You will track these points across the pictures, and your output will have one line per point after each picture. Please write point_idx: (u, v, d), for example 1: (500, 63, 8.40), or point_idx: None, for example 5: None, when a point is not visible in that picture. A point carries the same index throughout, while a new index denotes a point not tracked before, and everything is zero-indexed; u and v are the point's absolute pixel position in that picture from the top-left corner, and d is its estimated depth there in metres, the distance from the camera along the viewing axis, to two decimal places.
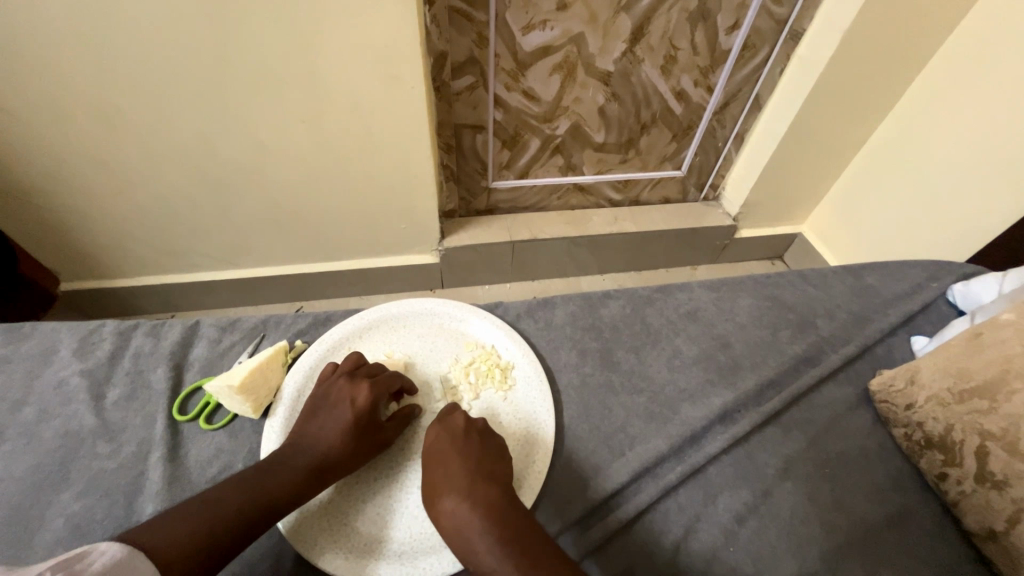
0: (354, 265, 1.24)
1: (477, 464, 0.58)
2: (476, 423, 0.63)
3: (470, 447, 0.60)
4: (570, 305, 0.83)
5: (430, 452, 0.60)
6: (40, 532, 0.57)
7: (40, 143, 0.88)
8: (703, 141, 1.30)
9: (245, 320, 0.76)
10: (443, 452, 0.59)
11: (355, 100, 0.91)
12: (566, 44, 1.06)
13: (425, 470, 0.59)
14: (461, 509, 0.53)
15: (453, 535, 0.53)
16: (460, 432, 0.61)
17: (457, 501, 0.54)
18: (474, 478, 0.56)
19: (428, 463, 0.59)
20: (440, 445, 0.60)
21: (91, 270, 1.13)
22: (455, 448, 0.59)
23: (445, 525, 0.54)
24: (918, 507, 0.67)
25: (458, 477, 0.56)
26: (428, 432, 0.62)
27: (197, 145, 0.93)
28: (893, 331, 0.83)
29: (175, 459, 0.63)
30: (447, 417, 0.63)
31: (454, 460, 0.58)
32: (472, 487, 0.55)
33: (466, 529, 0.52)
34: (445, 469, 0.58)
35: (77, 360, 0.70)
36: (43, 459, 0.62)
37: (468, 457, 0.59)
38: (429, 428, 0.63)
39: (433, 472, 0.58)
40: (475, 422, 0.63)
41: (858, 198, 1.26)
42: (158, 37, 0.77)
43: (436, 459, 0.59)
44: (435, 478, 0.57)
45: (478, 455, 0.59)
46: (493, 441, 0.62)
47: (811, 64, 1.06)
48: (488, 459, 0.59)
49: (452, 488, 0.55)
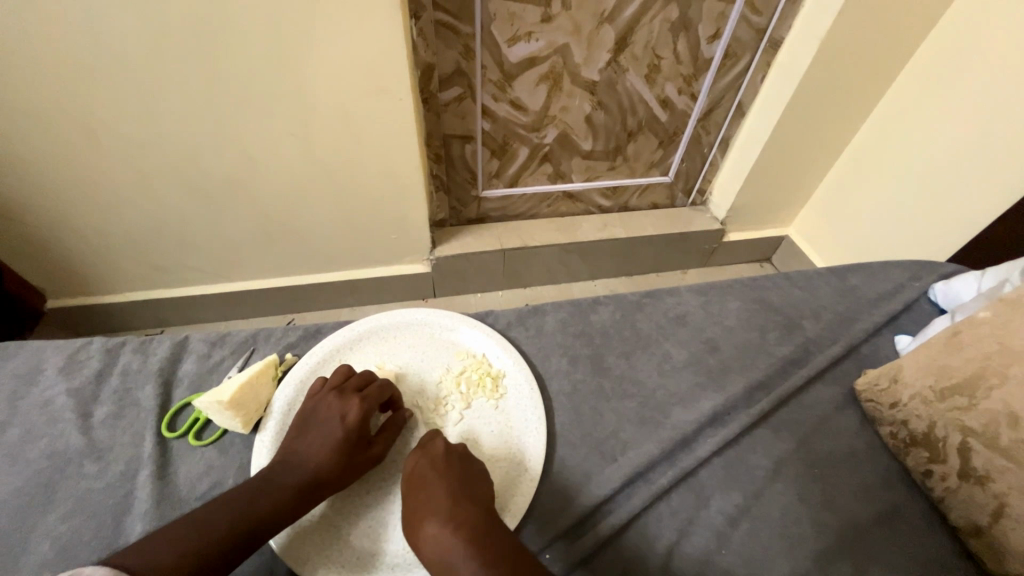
0: (345, 276, 1.24)
1: (458, 487, 0.58)
2: (456, 447, 0.63)
3: (451, 469, 0.60)
4: (561, 312, 0.83)
5: (411, 478, 0.60)
6: (25, 555, 0.56)
7: (26, 160, 0.88)
8: (689, 147, 1.32)
9: (234, 335, 0.76)
10: (423, 477, 0.59)
11: (344, 113, 0.92)
12: (551, 55, 1.08)
13: (407, 496, 0.59)
14: (443, 533, 0.53)
15: (437, 562, 0.53)
16: (440, 455, 0.61)
17: (438, 525, 0.54)
18: (455, 500, 0.56)
19: (408, 489, 0.59)
20: (419, 469, 0.60)
21: (78, 286, 1.12)
22: (435, 473, 0.59)
23: (428, 552, 0.53)
24: (907, 504, 0.68)
25: (439, 501, 0.56)
26: (409, 458, 0.62)
27: (186, 159, 0.93)
28: (876, 331, 0.85)
29: (164, 476, 0.62)
30: (428, 443, 0.63)
31: (435, 484, 0.58)
32: (453, 509, 0.55)
33: (448, 553, 0.52)
34: (426, 493, 0.57)
35: (63, 379, 0.69)
36: (28, 480, 0.61)
37: (448, 480, 0.58)
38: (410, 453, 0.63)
39: (415, 498, 0.58)
40: (456, 446, 0.63)
41: (841, 201, 1.29)
42: (146, 53, 0.78)
43: (416, 485, 0.59)
44: (417, 504, 0.57)
45: (458, 477, 0.59)
46: (474, 464, 0.62)
47: (791, 71, 1.08)
48: (468, 481, 0.59)
49: (433, 511, 0.55)
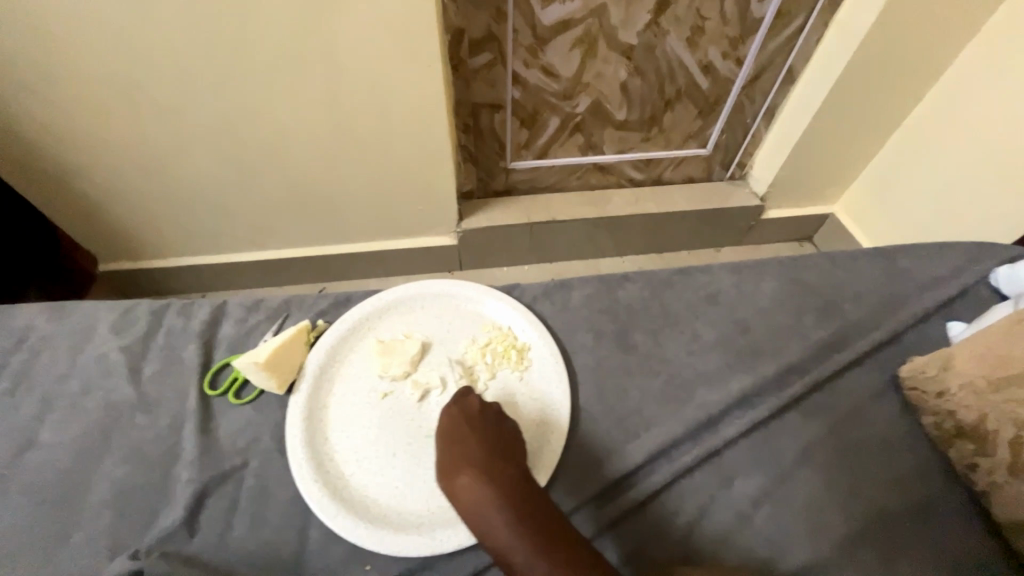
0: (373, 246, 1.26)
1: (492, 444, 0.59)
2: (491, 406, 0.63)
3: (485, 426, 0.61)
4: (587, 287, 0.81)
5: (446, 432, 0.61)
6: (89, 494, 0.62)
7: (74, 127, 0.91)
8: (730, 117, 1.25)
9: (269, 300, 0.78)
10: (458, 431, 0.61)
11: (373, 81, 0.90)
12: (587, 17, 1.02)
13: (441, 447, 0.60)
14: (478, 486, 0.56)
15: (470, 510, 0.55)
16: (475, 412, 0.62)
17: (473, 479, 0.56)
18: (490, 457, 0.58)
19: (443, 440, 0.60)
20: (454, 423, 0.61)
21: (125, 250, 1.18)
22: (470, 428, 0.61)
23: (462, 501, 0.56)
24: (945, 497, 0.65)
25: (474, 456, 0.58)
26: (443, 411, 0.63)
27: (220, 128, 0.95)
28: (926, 317, 0.80)
29: (207, 430, 0.66)
30: (463, 400, 0.64)
31: (470, 439, 0.60)
32: (488, 465, 0.57)
33: (482, 505, 0.55)
34: (462, 448, 0.59)
35: (115, 337, 0.73)
36: (87, 428, 0.66)
37: (483, 436, 0.60)
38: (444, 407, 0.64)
39: (450, 449, 0.59)
40: (490, 405, 0.64)
41: (896, 176, 1.19)
42: (180, 21, 0.78)
43: (451, 438, 0.60)
44: (452, 456, 0.59)
45: (492, 434, 0.60)
46: (506, 422, 0.63)
47: (851, 32, 0.99)
48: (501, 438, 0.61)
49: (469, 465, 0.57)
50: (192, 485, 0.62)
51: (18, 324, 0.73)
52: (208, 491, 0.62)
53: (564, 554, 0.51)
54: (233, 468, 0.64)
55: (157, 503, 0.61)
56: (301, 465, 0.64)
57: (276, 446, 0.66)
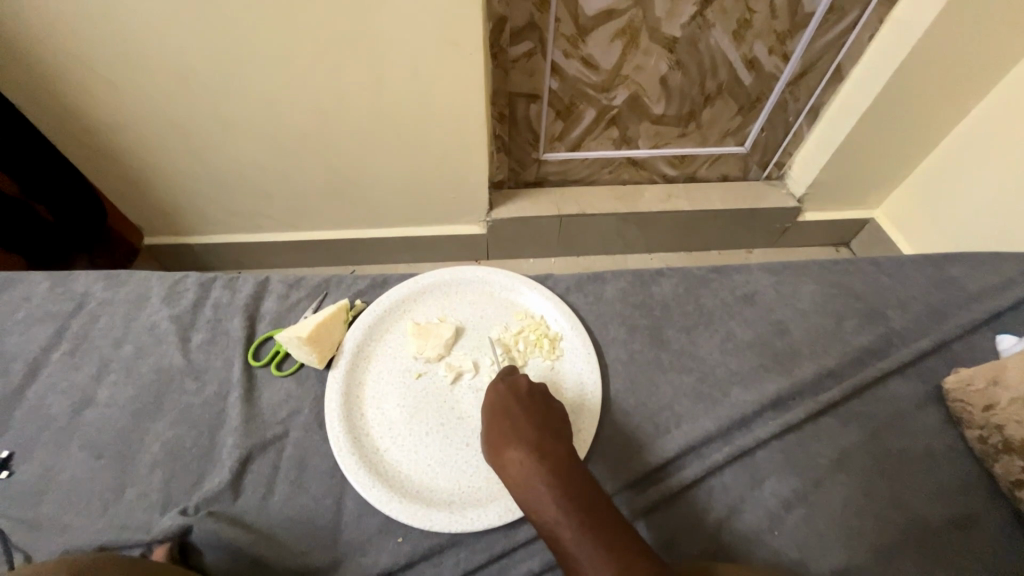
0: (405, 232, 1.28)
1: (541, 421, 0.61)
2: (537, 385, 0.65)
3: (533, 404, 0.62)
4: (621, 281, 0.81)
5: (496, 407, 0.63)
6: (142, 452, 0.65)
7: (128, 105, 0.95)
8: (772, 115, 1.22)
9: (309, 278, 0.81)
10: (508, 406, 0.62)
11: (415, 67, 0.91)
12: (631, 8, 1.00)
13: (490, 421, 0.62)
14: (528, 459, 0.57)
15: (520, 483, 0.56)
16: (524, 390, 0.64)
17: (523, 452, 0.58)
18: (539, 434, 0.59)
19: (493, 414, 0.62)
20: (504, 397, 0.63)
21: (169, 225, 1.23)
22: (519, 405, 0.62)
23: (512, 473, 0.57)
24: (986, 512, 0.63)
25: (525, 430, 0.59)
26: (490, 387, 0.65)
27: (264, 109, 0.97)
28: (975, 328, 0.77)
29: (251, 399, 0.69)
30: (511, 377, 0.65)
31: (520, 415, 0.61)
32: (538, 440, 0.58)
33: (531, 478, 0.56)
34: (512, 422, 0.60)
35: (166, 306, 0.77)
36: (141, 390, 0.70)
37: (532, 413, 0.61)
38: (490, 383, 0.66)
39: (500, 423, 0.61)
40: (536, 384, 0.65)
41: (946, 182, 1.14)
42: (231, 4, 0.80)
43: (501, 412, 0.62)
44: (501, 429, 0.60)
45: (541, 412, 0.62)
46: (553, 401, 0.64)
47: (908, 30, 0.95)
48: (550, 418, 0.62)
49: (518, 439, 0.59)
50: (236, 451, 0.65)
51: (77, 289, 0.77)
52: (251, 457, 0.65)
53: (612, 533, 0.51)
54: (275, 437, 0.67)
55: (204, 466, 0.65)
56: (338, 438, 0.66)
57: (315, 419, 0.69)
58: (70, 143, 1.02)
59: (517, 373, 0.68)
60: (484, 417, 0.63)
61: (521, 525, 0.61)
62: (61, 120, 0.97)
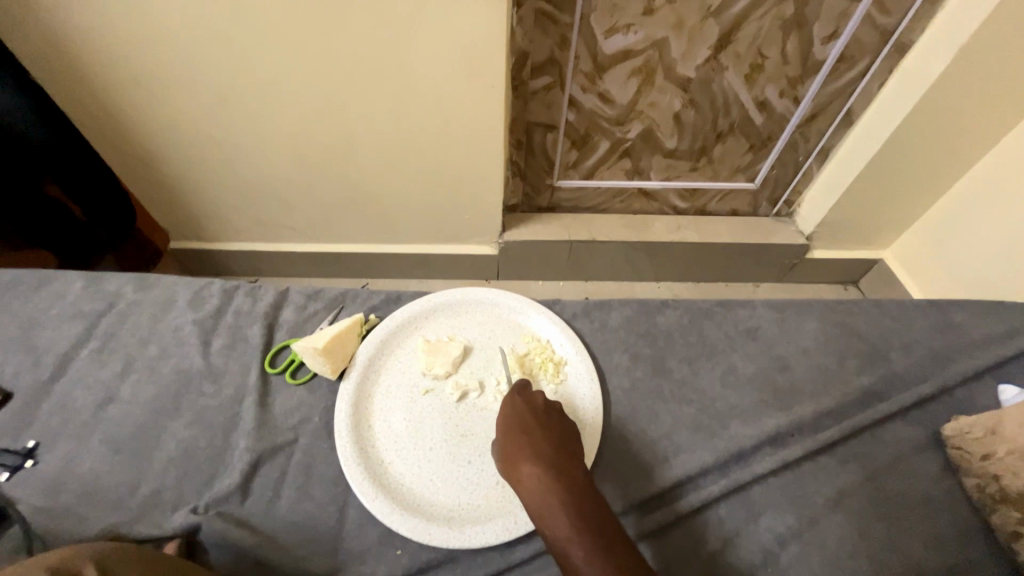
0: (419, 249, 1.32)
1: (557, 439, 0.62)
2: (552, 403, 0.67)
3: (550, 420, 0.64)
4: (627, 309, 0.84)
5: (513, 421, 0.64)
6: (158, 449, 0.68)
7: (170, 117, 1.02)
8: (782, 154, 1.25)
9: (327, 291, 0.84)
10: (526, 420, 0.63)
11: (440, 96, 0.97)
12: (648, 49, 1.05)
13: (506, 434, 0.63)
14: (544, 477, 0.58)
15: (534, 500, 0.57)
16: (540, 407, 0.65)
17: (541, 468, 0.58)
18: (556, 451, 0.60)
19: (510, 428, 0.63)
20: (521, 412, 0.64)
21: (195, 231, 1.28)
22: (537, 421, 0.64)
23: (526, 487, 0.58)
24: (983, 562, 0.63)
25: (541, 447, 0.61)
26: (506, 400, 0.66)
27: (296, 128, 1.03)
28: (976, 375, 0.78)
29: (264, 405, 0.72)
30: (528, 392, 0.67)
31: (537, 431, 0.62)
32: (555, 459, 0.59)
33: (547, 495, 0.56)
34: (529, 438, 0.61)
35: (190, 310, 0.80)
36: (161, 389, 0.73)
37: (548, 431, 0.63)
38: (506, 397, 0.67)
39: (516, 438, 0.62)
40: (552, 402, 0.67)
41: (955, 227, 1.16)
42: (276, 32, 0.87)
43: (519, 426, 0.63)
44: (518, 443, 0.61)
45: (557, 430, 0.63)
46: (567, 420, 0.65)
47: (916, 81, 0.99)
48: (565, 436, 0.63)
49: (534, 455, 0.60)
50: (247, 454, 0.67)
51: (109, 289, 0.81)
52: (261, 461, 0.68)
53: (624, 561, 0.52)
54: (285, 443, 0.69)
55: (216, 466, 0.67)
56: (345, 447, 0.68)
57: (325, 428, 0.71)
58: (112, 150, 1.08)
59: (530, 390, 0.69)
60: (500, 430, 0.64)
61: (518, 545, 0.63)
62: (108, 128, 1.03)
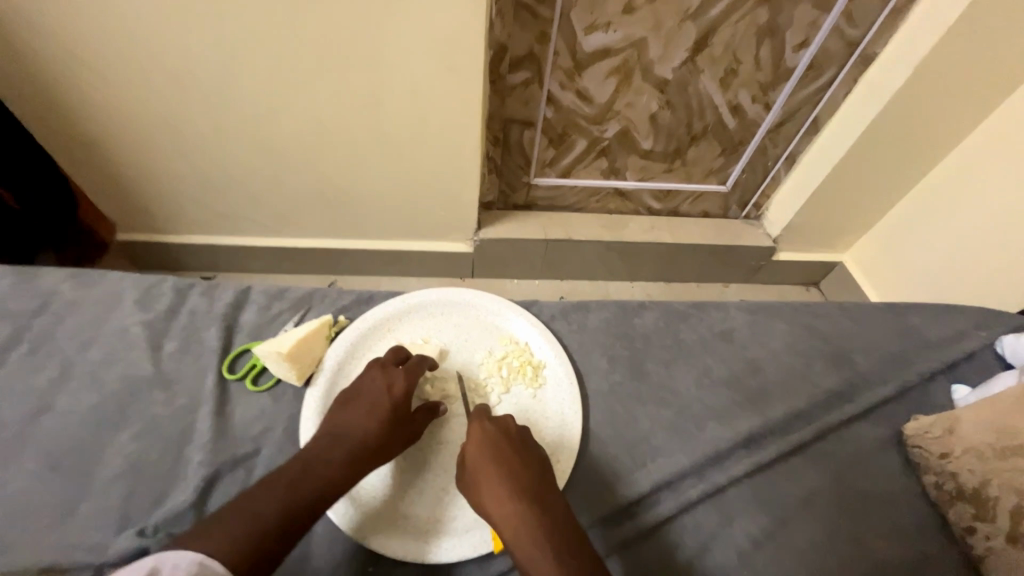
0: (390, 245, 1.27)
1: (533, 471, 0.60)
2: (522, 428, 0.65)
3: (523, 449, 0.62)
4: (605, 311, 0.83)
5: (485, 450, 0.61)
6: (99, 466, 0.62)
7: (115, 98, 0.93)
8: (753, 158, 1.27)
9: (292, 290, 0.79)
10: (501, 451, 0.61)
11: (416, 87, 0.93)
12: (626, 49, 1.05)
13: (481, 466, 0.60)
14: (527, 513, 0.56)
15: (517, 538, 0.54)
16: (512, 434, 0.63)
17: (523, 504, 0.56)
18: (534, 484, 0.59)
19: (486, 459, 0.60)
20: (496, 441, 0.61)
21: (145, 223, 1.19)
22: (512, 451, 0.61)
23: (505, 525, 0.56)
24: (939, 555, 0.66)
25: (522, 480, 0.59)
26: (477, 428, 0.63)
27: (258, 115, 0.96)
28: (931, 376, 0.82)
29: (222, 414, 0.67)
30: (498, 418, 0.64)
31: (513, 462, 0.60)
32: (536, 493, 0.58)
33: (531, 532, 0.54)
34: (505, 471, 0.59)
35: (138, 310, 0.74)
36: (103, 399, 0.66)
37: (524, 461, 0.61)
38: (474, 424, 0.63)
39: (493, 470, 0.59)
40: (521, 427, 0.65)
41: (908, 233, 1.22)
42: (236, 10, 0.80)
43: (494, 457, 0.60)
44: (496, 477, 0.59)
45: (531, 460, 0.61)
46: (538, 449, 0.64)
47: (878, 92, 1.03)
48: (539, 465, 0.61)
49: (513, 489, 0.58)
50: (203, 469, 0.62)
51: (43, 287, 0.73)
52: (218, 476, 0.63)
53: None
54: (245, 456, 0.64)
55: (166, 483, 0.61)
56: None
57: (289, 438, 0.67)
58: (48, 132, 0.98)
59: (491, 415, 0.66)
60: (472, 460, 0.61)
61: (494, 559, 0.61)
62: (42, 108, 0.93)
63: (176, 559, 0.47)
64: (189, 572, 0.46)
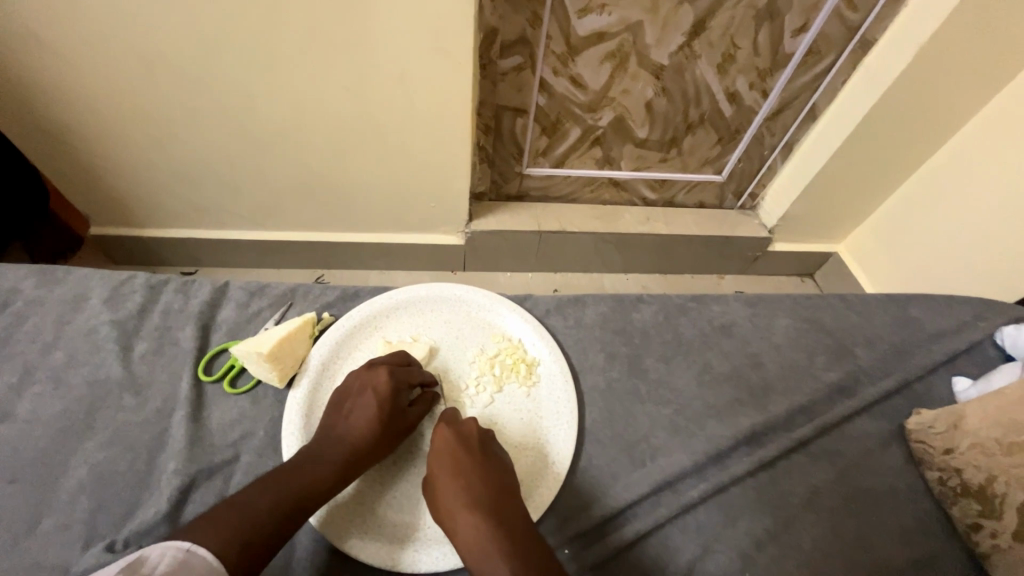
0: (378, 238, 1.23)
1: (494, 481, 0.57)
2: (485, 433, 0.61)
3: (484, 457, 0.59)
4: (602, 305, 0.80)
5: (442, 460, 0.58)
6: (64, 478, 0.58)
7: (79, 85, 0.87)
8: (749, 147, 1.25)
9: (273, 286, 0.76)
10: (458, 461, 0.57)
11: (401, 73, 0.88)
12: (622, 32, 1.01)
13: (440, 477, 0.57)
14: (485, 529, 0.52)
15: (474, 552, 0.51)
16: (471, 440, 0.60)
17: (482, 516, 0.53)
18: (494, 495, 0.56)
19: (444, 471, 0.57)
20: (455, 451, 0.58)
21: (120, 217, 1.13)
22: (471, 459, 0.58)
23: (464, 540, 0.53)
24: (943, 553, 0.65)
25: (480, 491, 0.55)
26: (435, 436, 0.60)
27: (234, 103, 0.91)
28: (933, 369, 0.80)
29: (198, 419, 0.63)
30: (457, 423, 0.61)
31: (472, 472, 0.57)
32: (497, 506, 0.55)
33: (489, 549, 0.51)
34: (461, 483, 0.56)
35: (107, 310, 0.69)
36: (69, 405, 0.62)
37: (484, 470, 0.57)
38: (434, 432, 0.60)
39: (449, 482, 0.56)
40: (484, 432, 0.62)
41: (903, 222, 1.20)
42: None
43: (452, 468, 0.57)
44: (453, 490, 0.56)
45: (491, 468, 0.58)
46: (504, 458, 0.61)
47: (878, 78, 1.00)
48: (501, 473, 0.58)
49: (470, 501, 0.54)
50: (176, 478, 0.58)
51: (3, 286, 0.69)
52: (195, 484, 0.59)
53: None
54: (223, 462, 0.61)
55: (139, 493, 0.58)
56: None
57: (270, 443, 0.63)
58: (8, 122, 0.92)
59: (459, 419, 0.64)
60: (431, 472, 0.58)
61: None
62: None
63: (162, 549, 0.46)
64: (174, 561, 0.45)
